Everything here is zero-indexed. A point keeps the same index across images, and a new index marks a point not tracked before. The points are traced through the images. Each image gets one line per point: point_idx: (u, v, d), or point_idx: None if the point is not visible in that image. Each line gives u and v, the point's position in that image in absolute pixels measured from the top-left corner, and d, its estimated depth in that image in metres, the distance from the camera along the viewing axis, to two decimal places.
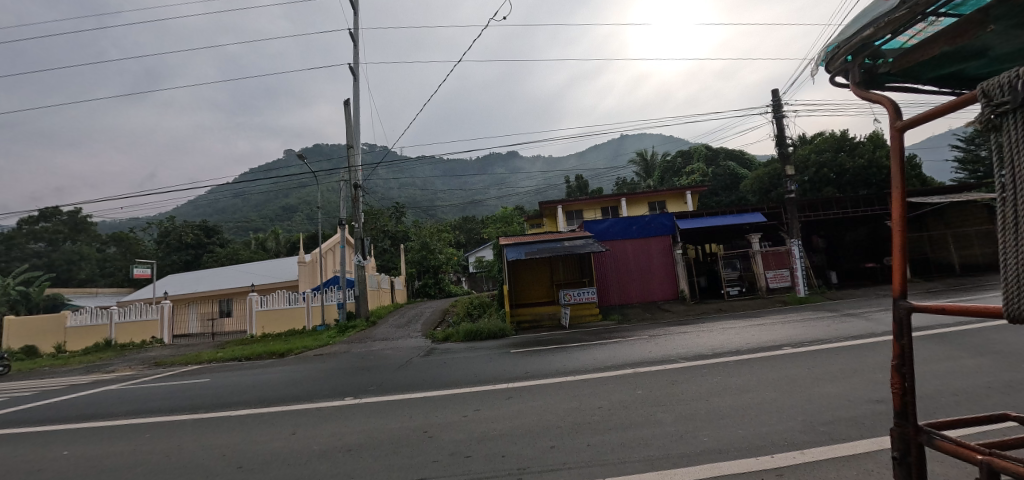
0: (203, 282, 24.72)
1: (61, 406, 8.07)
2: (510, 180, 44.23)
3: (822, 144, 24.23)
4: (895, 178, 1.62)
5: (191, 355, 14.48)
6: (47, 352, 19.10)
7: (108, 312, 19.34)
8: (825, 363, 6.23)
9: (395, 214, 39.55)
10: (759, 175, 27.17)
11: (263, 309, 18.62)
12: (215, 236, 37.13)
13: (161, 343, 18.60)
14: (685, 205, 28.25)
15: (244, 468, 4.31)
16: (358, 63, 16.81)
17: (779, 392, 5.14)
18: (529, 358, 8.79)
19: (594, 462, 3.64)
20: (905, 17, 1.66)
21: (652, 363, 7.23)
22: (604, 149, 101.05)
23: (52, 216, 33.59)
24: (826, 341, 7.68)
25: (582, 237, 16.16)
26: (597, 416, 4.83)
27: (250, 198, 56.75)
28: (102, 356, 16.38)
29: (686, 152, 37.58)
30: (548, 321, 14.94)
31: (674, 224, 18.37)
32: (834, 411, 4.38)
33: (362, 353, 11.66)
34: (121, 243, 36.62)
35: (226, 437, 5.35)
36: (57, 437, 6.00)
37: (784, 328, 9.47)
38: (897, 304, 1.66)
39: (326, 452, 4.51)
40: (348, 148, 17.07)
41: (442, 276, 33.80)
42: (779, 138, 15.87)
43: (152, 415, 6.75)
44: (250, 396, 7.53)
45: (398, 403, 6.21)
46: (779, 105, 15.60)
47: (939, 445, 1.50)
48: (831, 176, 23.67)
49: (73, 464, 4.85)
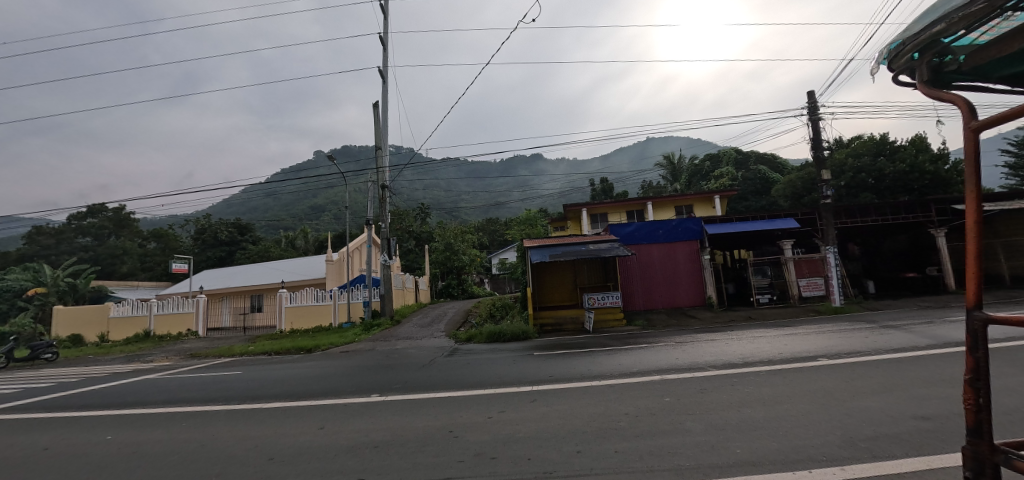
0: (236, 277, 25.65)
1: (106, 393, 8.51)
2: (533, 183, 44.57)
3: (860, 148, 23.37)
4: (969, 179, 1.53)
5: (223, 348, 15.00)
6: (91, 341, 20.35)
7: (148, 304, 20.30)
8: (864, 376, 5.97)
9: (420, 214, 39.86)
10: (792, 179, 26.38)
11: (292, 305, 19.07)
12: (248, 233, 38.37)
13: (195, 336, 19.36)
14: (713, 209, 27.67)
15: (275, 460, 4.43)
16: (387, 67, 17.07)
17: (814, 403, 4.98)
18: (554, 361, 8.77)
19: (622, 469, 3.58)
20: (982, 11, 1.56)
21: (679, 370, 7.10)
22: (629, 149, 99.95)
23: (99, 212, 35.77)
24: (864, 353, 7.37)
25: (607, 241, 15.90)
26: (623, 423, 4.76)
27: (282, 198, 59.00)
28: (143, 346, 17.26)
29: (714, 156, 36.92)
30: (571, 324, 14.78)
31: (701, 229, 17.89)
32: (877, 427, 4.17)
33: (388, 351, 11.85)
34: (161, 239, 38.43)
35: (256, 429, 5.53)
36: (102, 421, 6.35)
37: (817, 338, 9.10)
38: (971, 315, 1.55)
39: (354, 447, 4.61)
40: (377, 149, 17.35)
41: (465, 277, 34.20)
42: (814, 142, 15.25)
43: (190, 405, 7.05)
44: (280, 390, 7.75)
45: (422, 402, 6.27)
46: (815, 107, 15.03)
47: (1017, 466, 1.40)
48: (869, 181, 22.83)
49: (117, 448, 5.12)
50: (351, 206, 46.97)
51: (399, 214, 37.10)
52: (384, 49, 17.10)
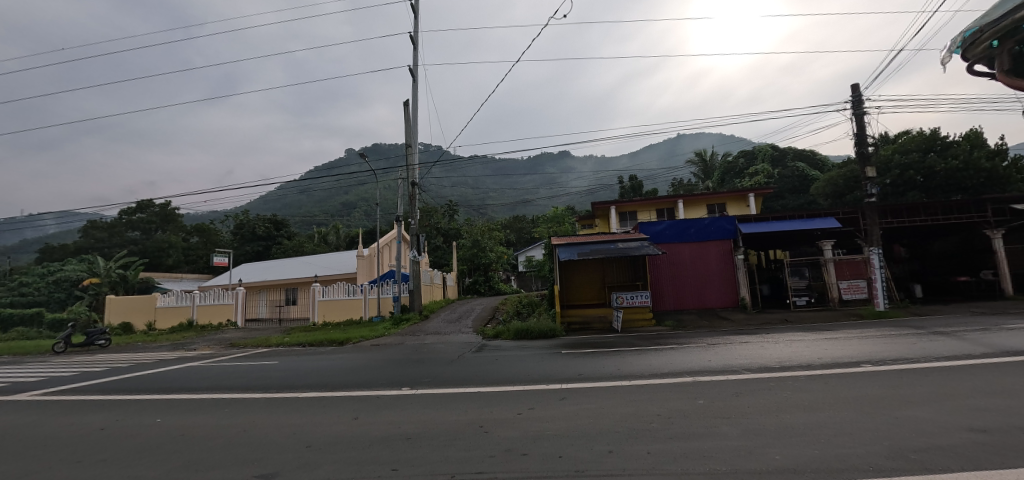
0: (272, 271, 26.69)
1: (156, 379, 9.04)
2: (561, 181, 44.42)
3: (907, 144, 22.20)
4: None
5: (261, 339, 15.65)
6: (140, 329, 21.63)
7: (191, 295, 21.37)
8: (913, 385, 5.65)
9: (449, 211, 40.39)
10: (832, 176, 25.20)
11: (324, 299, 19.76)
12: (283, 229, 39.85)
13: (234, 326, 20.26)
14: (747, 208, 26.83)
15: (311, 447, 4.61)
16: (417, 65, 17.31)
17: (857, 411, 4.77)
18: (583, 359, 8.74)
19: (654, 470, 3.53)
20: None
21: (713, 372, 6.94)
22: (659, 145, 97.97)
23: (147, 207, 37.95)
24: (912, 360, 6.99)
25: (636, 239, 15.65)
26: (655, 424, 4.69)
27: (316, 195, 61.00)
28: (186, 335, 18.21)
29: (749, 152, 35.76)
30: (599, 323, 14.65)
31: (735, 228, 17.39)
32: (927, 438, 3.95)
33: (416, 346, 12.06)
34: (203, 233, 40.19)
35: (293, 417, 5.75)
36: (151, 405, 6.75)
37: (861, 343, 8.68)
38: None
39: (386, 439, 4.73)
40: (407, 147, 17.63)
41: (492, 274, 34.56)
42: (858, 138, 14.51)
43: (234, 392, 7.42)
44: (316, 380, 8.05)
45: (452, 396, 6.39)
46: (859, 100, 14.32)
47: None
48: (918, 179, 21.63)
49: (164, 431, 5.43)
50: (381, 203, 48.09)
51: (427, 211, 37.65)
52: (415, 47, 17.34)
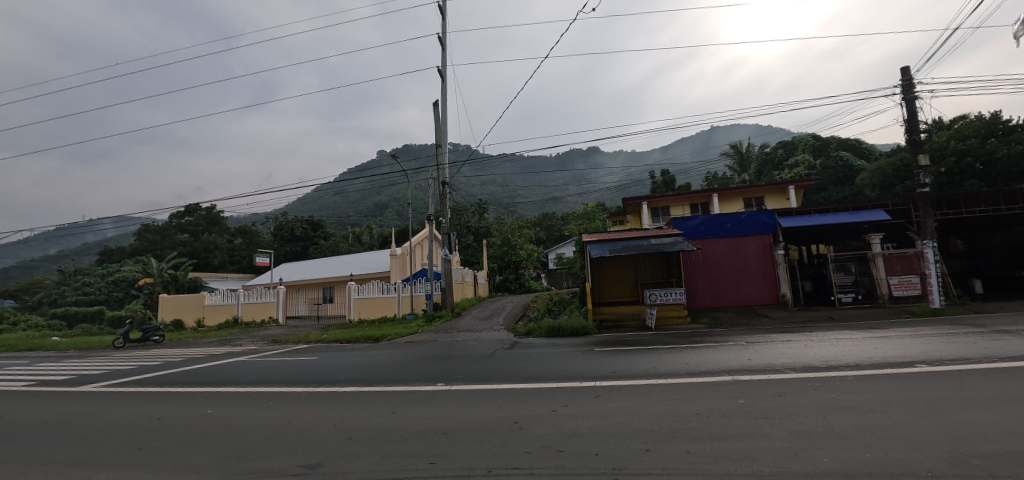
0: (311, 270, 27.80)
1: (210, 372, 9.63)
2: (590, 177, 44.01)
3: (965, 129, 20.69)
4: None
5: (301, 335, 16.34)
6: (191, 325, 23.04)
7: (236, 294, 22.53)
8: (974, 386, 5.30)
9: (478, 210, 40.78)
10: (880, 166, 23.83)
11: (359, 297, 20.49)
12: (319, 229, 41.38)
13: (275, 323, 21.23)
14: (787, 201, 25.75)
15: (353, 439, 4.80)
16: (446, 66, 17.54)
17: (912, 414, 4.52)
18: (618, 357, 8.67)
19: (694, 470, 3.48)
20: None
21: (753, 372, 6.73)
22: (691, 138, 95.27)
23: (194, 211, 40.26)
24: (975, 360, 6.53)
25: (670, 235, 15.33)
26: (694, 424, 4.61)
27: (350, 196, 62.93)
28: (233, 332, 19.25)
29: (788, 143, 34.25)
30: (632, 321, 14.49)
31: (775, 222, 16.76)
32: (991, 444, 3.71)
33: (449, 343, 12.30)
34: (246, 235, 42.27)
35: (334, 410, 6.00)
36: (205, 397, 7.20)
37: (917, 343, 8.18)
38: None
39: (424, 433, 4.86)
40: (437, 147, 17.91)
41: (522, 272, 34.81)
42: (909, 125, 13.66)
43: (279, 385, 7.80)
44: (356, 375, 8.36)
45: (487, 392, 6.48)
46: (909, 84, 13.46)
47: None
48: (977, 167, 20.15)
49: (216, 421, 5.78)
50: (412, 203, 49.10)
51: (457, 210, 38.16)
52: (444, 48, 17.58)
